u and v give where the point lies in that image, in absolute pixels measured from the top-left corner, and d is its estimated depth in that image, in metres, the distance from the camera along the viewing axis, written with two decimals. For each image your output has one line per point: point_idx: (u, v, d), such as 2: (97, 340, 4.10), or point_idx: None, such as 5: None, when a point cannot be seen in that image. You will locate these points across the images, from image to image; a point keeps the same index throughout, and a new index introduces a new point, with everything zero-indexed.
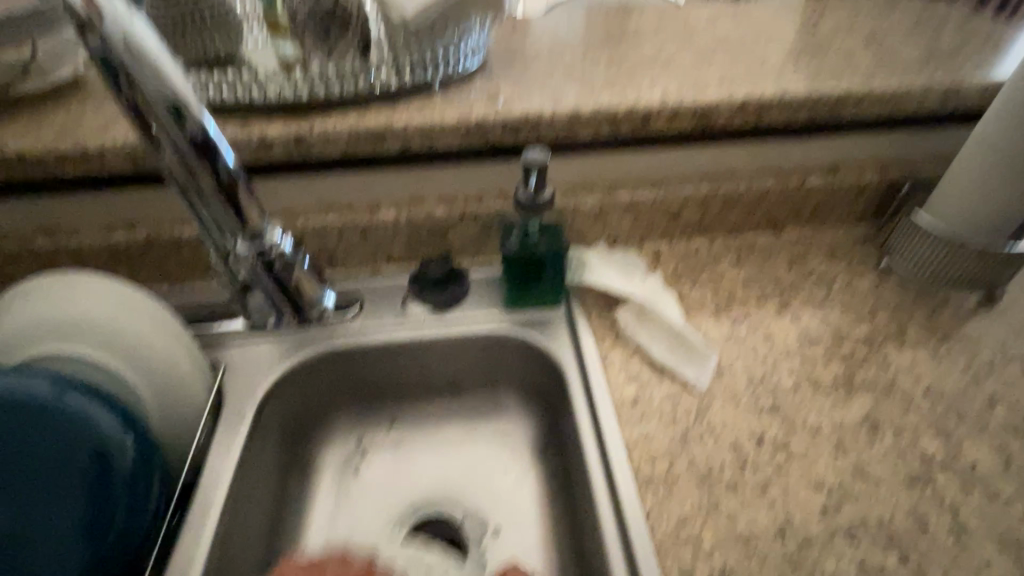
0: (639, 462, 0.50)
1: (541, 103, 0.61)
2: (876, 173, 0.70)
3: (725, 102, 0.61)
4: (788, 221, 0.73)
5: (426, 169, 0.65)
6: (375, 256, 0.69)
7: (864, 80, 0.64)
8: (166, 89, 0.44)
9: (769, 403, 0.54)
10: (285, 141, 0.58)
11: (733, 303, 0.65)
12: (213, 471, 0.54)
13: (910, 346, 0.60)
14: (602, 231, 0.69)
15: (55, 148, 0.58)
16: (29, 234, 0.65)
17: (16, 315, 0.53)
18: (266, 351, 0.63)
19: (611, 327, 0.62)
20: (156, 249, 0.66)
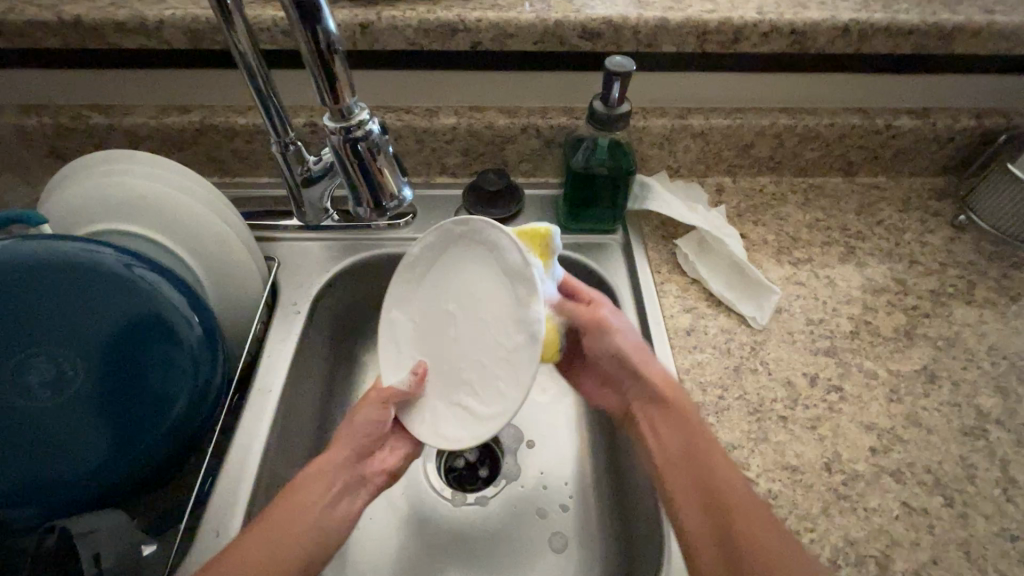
0: (691, 389, 0.50)
1: (626, 8, 0.56)
2: (972, 120, 0.65)
3: (827, 22, 0.55)
4: (864, 165, 0.69)
5: (492, 74, 0.62)
6: (430, 165, 0.67)
7: (985, 10, 0.58)
8: None
9: (826, 345, 0.54)
10: (351, 27, 0.54)
11: (796, 245, 0.63)
12: (272, 360, 0.56)
13: (978, 304, 0.58)
14: (667, 158, 0.66)
15: (112, 15, 0.55)
16: (85, 110, 0.64)
17: (75, 192, 0.52)
18: (318, 252, 0.64)
19: (668, 257, 0.61)
20: (210, 135, 0.64)
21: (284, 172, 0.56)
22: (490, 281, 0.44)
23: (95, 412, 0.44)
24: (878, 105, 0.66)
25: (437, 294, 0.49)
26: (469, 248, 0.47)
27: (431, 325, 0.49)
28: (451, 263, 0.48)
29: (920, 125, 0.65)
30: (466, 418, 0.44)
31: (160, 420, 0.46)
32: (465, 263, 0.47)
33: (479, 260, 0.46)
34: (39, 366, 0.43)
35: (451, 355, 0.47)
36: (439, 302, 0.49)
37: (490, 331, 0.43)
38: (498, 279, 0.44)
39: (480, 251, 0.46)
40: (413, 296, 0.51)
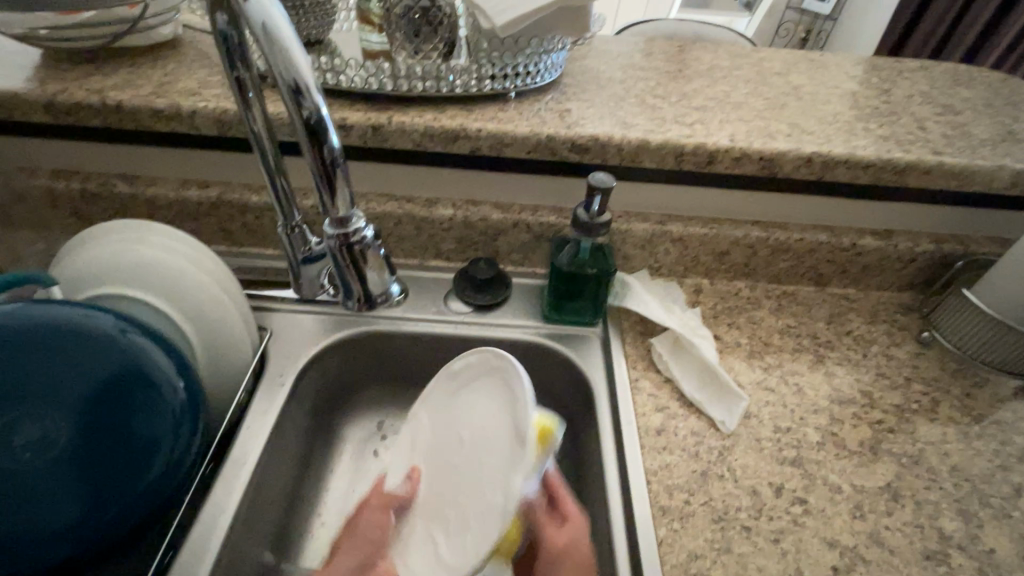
0: (658, 491, 0.51)
1: (612, 128, 0.63)
2: (931, 244, 0.70)
3: (792, 153, 0.62)
4: (834, 278, 0.73)
5: (489, 175, 0.68)
6: (425, 250, 0.72)
7: (934, 152, 0.64)
8: (291, 69, 0.36)
9: (792, 455, 0.55)
10: (363, 128, 0.61)
11: (768, 350, 0.65)
12: (252, 430, 0.57)
13: (941, 422, 0.59)
14: (648, 259, 0.71)
15: (150, 103, 0.61)
16: (112, 179, 0.69)
17: (91, 253, 0.55)
18: (309, 325, 0.67)
19: (644, 354, 0.64)
20: (223, 209, 0.69)
21: (287, 250, 0.59)
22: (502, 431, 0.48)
23: (69, 473, 0.45)
24: (844, 224, 0.71)
25: (459, 413, 0.56)
26: (493, 385, 0.53)
27: (449, 449, 0.54)
28: (482, 389, 0.54)
29: (883, 246, 0.69)
30: (432, 553, 0.48)
31: (135, 481, 0.47)
32: (490, 396, 0.53)
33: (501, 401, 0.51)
34: (27, 426, 0.44)
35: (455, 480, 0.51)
36: (461, 428, 0.54)
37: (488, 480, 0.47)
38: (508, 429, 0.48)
39: (495, 389, 0.53)
40: (438, 399, 0.59)
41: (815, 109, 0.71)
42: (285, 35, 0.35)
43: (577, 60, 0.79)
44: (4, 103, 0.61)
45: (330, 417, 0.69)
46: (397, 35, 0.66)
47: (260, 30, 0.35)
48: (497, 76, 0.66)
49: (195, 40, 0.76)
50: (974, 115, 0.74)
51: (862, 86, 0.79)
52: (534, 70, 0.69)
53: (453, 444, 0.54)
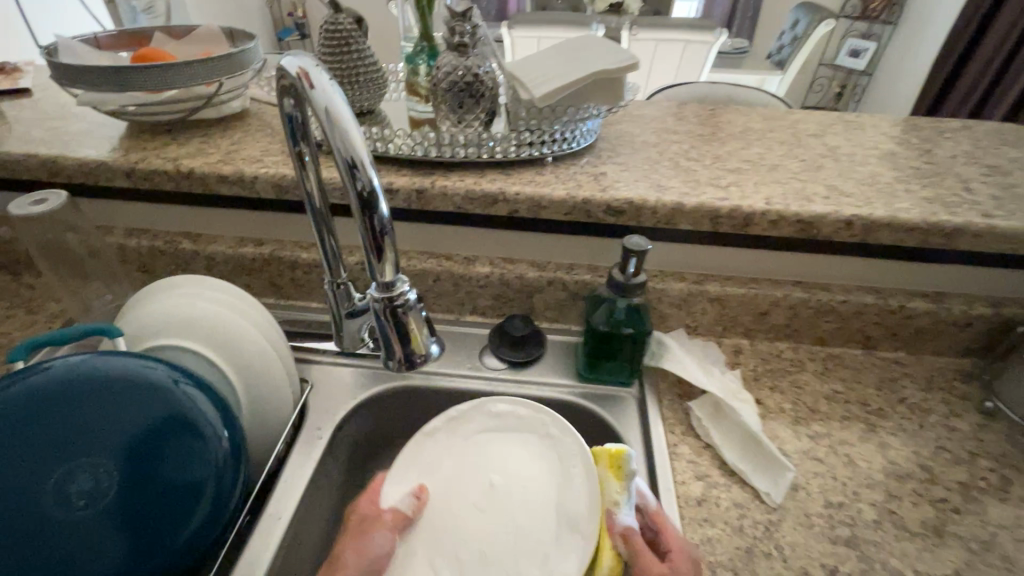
0: (699, 568, 0.48)
1: (646, 191, 0.64)
2: (989, 308, 0.67)
3: (831, 216, 0.61)
4: (883, 341, 0.70)
5: (526, 235, 0.70)
6: (463, 305, 0.73)
7: (983, 214, 0.62)
8: (348, 146, 0.39)
9: (846, 534, 0.51)
10: (408, 192, 0.64)
11: (814, 417, 0.63)
12: (289, 484, 0.58)
13: (1014, 504, 0.55)
14: (684, 318, 0.70)
15: (218, 170, 0.67)
16: (178, 236, 0.75)
17: (151, 308, 0.59)
18: (349, 378, 0.68)
19: (682, 417, 0.62)
20: (275, 265, 0.73)
21: (332, 306, 0.62)
22: (548, 497, 0.55)
23: (115, 522, 0.46)
24: (891, 286, 0.69)
25: (484, 456, 0.59)
26: (532, 442, 0.59)
27: (472, 480, 0.57)
28: (509, 437, 0.60)
29: (935, 309, 0.67)
30: None
31: (176, 531, 0.48)
32: (525, 453, 0.58)
33: (542, 462, 0.57)
34: (81, 475, 0.46)
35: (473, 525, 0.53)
36: (484, 470, 0.58)
37: (528, 529, 0.53)
38: (556, 494, 0.55)
39: (544, 447, 0.58)
40: (449, 439, 0.60)
41: (854, 171, 0.71)
42: (346, 116, 0.39)
43: (613, 125, 0.83)
44: (92, 171, 0.69)
45: (364, 471, 0.69)
46: (442, 106, 0.71)
47: (325, 113, 0.38)
48: (535, 142, 0.69)
49: (261, 112, 0.84)
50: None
51: (903, 147, 0.79)
52: (570, 137, 0.72)
53: (472, 482, 0.57)
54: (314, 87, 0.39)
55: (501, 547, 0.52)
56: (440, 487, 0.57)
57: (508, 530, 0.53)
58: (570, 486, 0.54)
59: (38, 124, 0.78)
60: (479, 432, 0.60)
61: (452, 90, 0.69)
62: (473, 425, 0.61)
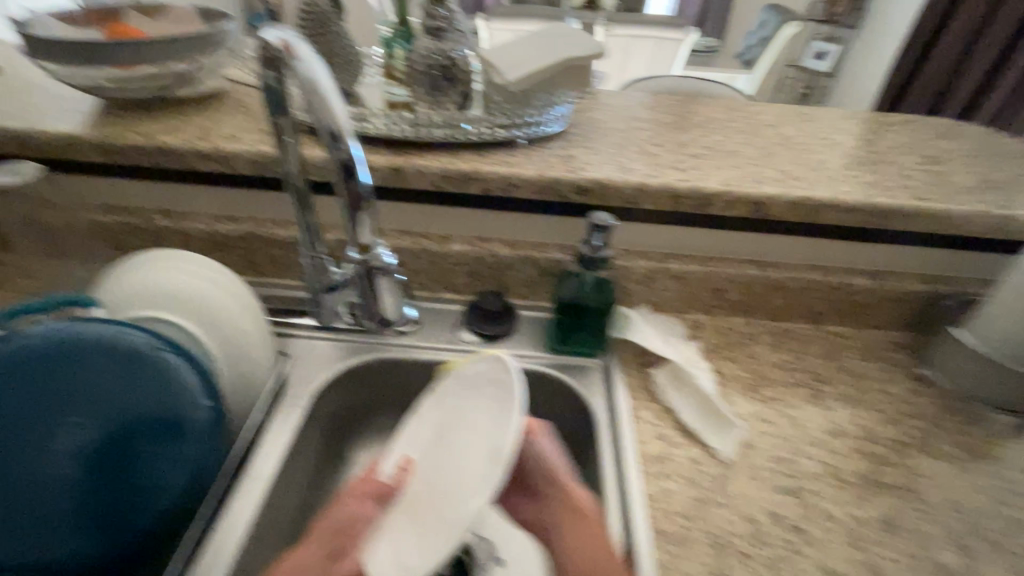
0: (657, 516, 0.52)
1: (613, 173, 0.68)
2: (922, 284, 0.73)
3: (781, 198, 0.66)
4: (829, 315, 0.76)
5: (499, 214, 0.73)
6: (438, 282, 0.76)
7: (916, 198, 0.68)
8: (332, 116, 0.41)
9: (789, 485, 0.56)
10: (385, 170, 0.66)
11: (766, 384, 0.68)
12: (268, 449, 0.60)
13: (937, 457, 0.61)
14: (648, 294, 0.74)
15: (195, 146, 0.68)
16: (153, 214, 0.75)
17: (129, 278, 0.60)
18: (327, 351, 0.70)
19: (645, 385, 0.66)
20: (252, 243, 0.74)
21: (309, 279, 0.63)
22: (490, 436, 0.49)
23: (97, 480, 0.47)
24: (836, 264, 0.75)
25: (457, 419, 0.56)
26: (488, 395, 0.54)
27: (445, 443, 0.54)
28: (474, 395, 0.56)
29: (874, 285, 0.73)
30: (399, 548, 0.45)
31: (157, 495, 0.49)
32: (481, 406, 0.54)
33: (495, 409, 0.52)
34: (66, 434, 0.47)
35: (436, 482, 0.49)
36: (456, 431, 0.54)
37: (472, 471, 0.47)
38: (495, 427, 0.49)
39: (495, 393, 0.53)
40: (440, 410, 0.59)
41: (804, 158, 0.76)
42: (326, 89, 0.41)
43: (583, 112, 0.87)
44: (65, 145, 0.68)
45: (342, 442, 0.71)
46: (418, 89, 0.73)
47: (307, 85, 0.40)
48: (508, 125, 0.72)
49: (237, 92, 0.84)
50: (955, 165, 0.79)
51: (850, 138, 0.85)
52: (541, 121, 0.75)
53: (448, 441, 0.54)
54: (297, 58, 0.40)
55: (446, 500, 0.46)
56: (427, 457, 0.54)
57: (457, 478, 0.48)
58: (506, 427, 0.47)
59: (5, 98, 0.77)
60: (454, 403, 0.58)
61: (428, 74, 0.71)
62: (452, 397, 0.59)
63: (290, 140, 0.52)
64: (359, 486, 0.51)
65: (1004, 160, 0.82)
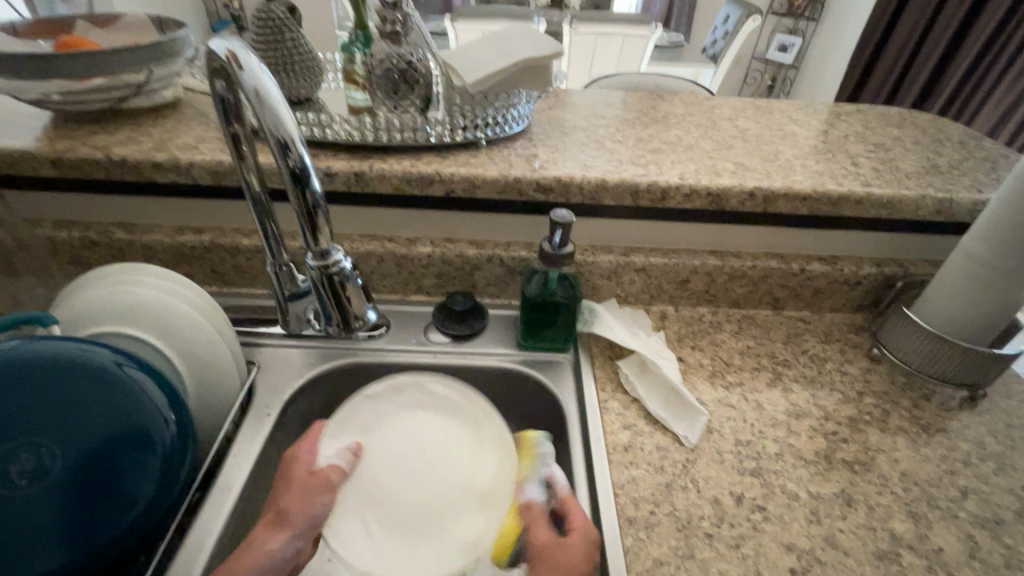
0: (625, 503, 0.54)
1: (573, 170, 0.69)
2: (874, 267, 0.76)
3: (735, 189, 0.68)
4: (789, 301, 0.79)
5: (464, 215, 0.73)
6: (407, 285, 0.76)
7: (864, 184, 0.71)
8: (279, 126, 0.41)
9: (752, 466, 0.58)
10: (347, 175, 0.67)
11: (729, 369, 0.70)
12: (238, 459, 0.60)
13: (892, 432, 0.63)
14: (614, 288, 0.76)
15: (152, 157, 0.67)
16: (113, 227, 0.74)
17: (86, 295, 0.59)
18: (296, 359, 0.70)
19: (612, 377, 0.68)
20: (216, 253, 0.74)
21: (274, 287, 0.63)
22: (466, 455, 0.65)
23: (59, 500, 0.46)
24: (794, 251, 0.77)
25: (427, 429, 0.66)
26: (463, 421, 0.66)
27: (401, 452, 0.64)
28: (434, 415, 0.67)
29: (830, 270, 0.75)
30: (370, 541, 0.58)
31: (121, 512, 0.48)
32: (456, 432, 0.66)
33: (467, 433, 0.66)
34: (24, 454, 0.46)
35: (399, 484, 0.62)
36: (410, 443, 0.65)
37: (444, 489, 0.63)
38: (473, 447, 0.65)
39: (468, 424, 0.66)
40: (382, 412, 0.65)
41: (759, 150, 0.79)
42: (274, 98, 0.41)
43: (545, 111, 0.88)
44: (16, 161, 0.67)
45: None
46: (377, 93, 0.74)
47: (253, 93, 0.40)
48: (469, 126, 0.73)
49: (195, 101, 0.83)
50: (903, 151, 0.82)
51: (804, 128, 0.88)
52: (502, 121, 0.76)
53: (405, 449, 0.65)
54: (243, 68, 0.41)
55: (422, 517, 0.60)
56: (375, 452, 0.63)
57: (431, 490, 0.63)
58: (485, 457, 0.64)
59: None
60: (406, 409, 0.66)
61: (387, 78, 0.72)
62: (404, 407, 0.67)
63: (245, 150, 0.52)
64: (309, 481, 0.55)
65: (949, 145, 0.85)
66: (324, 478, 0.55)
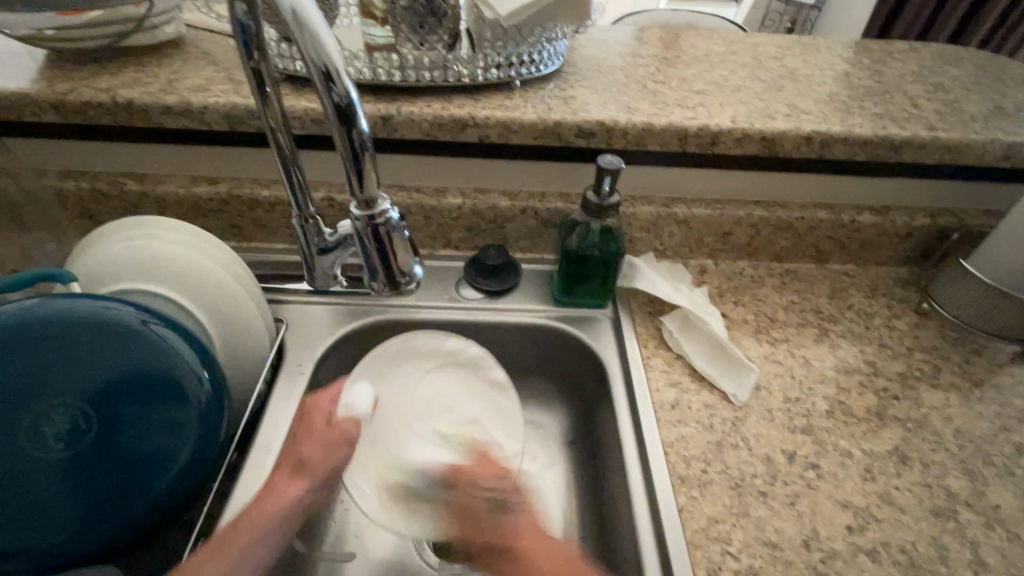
0: (676, 462, 0.52)
1: (616, 113, 0.64)
2: (927, 218, 0.72)
3: (790, 132, 0.63)
4: (834, 254, 0.75)
5: (495, 162, 0.68)
6: (435, 239, 0.73)
7: (927, 127, 0.66)
8: (322, 54, 0.37)
9: (802, 424, 0.57)
10: (373, 119, 0.62)
11: (774, 325, 0.67)
12: (275, 419, 0.58)
13: (943, 388, 0.61)
14: (653, 241, 0.72)
15: (161, 100, 0.62)
16: (121, 178, 0.69)
17: (103, 251, 0.55)
18: (324, 316, 0.68)
19: (655, 333, 0.65)
20: (234, 205, 0.70)
21: (301, 242, 0.58)
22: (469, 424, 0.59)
23: (99, 464, 0.45)
24: (843, 202, 0.73)
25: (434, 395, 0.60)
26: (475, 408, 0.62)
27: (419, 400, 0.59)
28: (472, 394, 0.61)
29: (881, 221, 0.71)
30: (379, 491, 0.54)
31: (161, 476, 0.47)
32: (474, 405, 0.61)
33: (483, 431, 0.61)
34: (59, 418, 0.43)
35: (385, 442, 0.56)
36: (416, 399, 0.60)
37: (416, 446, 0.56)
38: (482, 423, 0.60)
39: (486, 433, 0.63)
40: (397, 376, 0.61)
41: (811, 90, 0.73)
42: (313, 20, 0.36)
43: (576, 48, 0.81)
44: (14, 105, 0.62)
45: None
46: (401, 27, 0.67)
47: (291, 14, 0.36)
48: (502, 64, 0.68)
49: (197, 40, 0.77)
50: (963, 92, 0.76)
51: (855, 67, 0.81)
52: (537, 59, 0.71)
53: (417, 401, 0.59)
54: None
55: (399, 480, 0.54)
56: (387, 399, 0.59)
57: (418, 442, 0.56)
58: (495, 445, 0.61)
59: None
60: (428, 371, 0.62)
61: None
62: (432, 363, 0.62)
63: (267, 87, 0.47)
64: (324, 433, 0.52)
65: (1011, 85, 0.80)
66: (341, 431, 0.52)
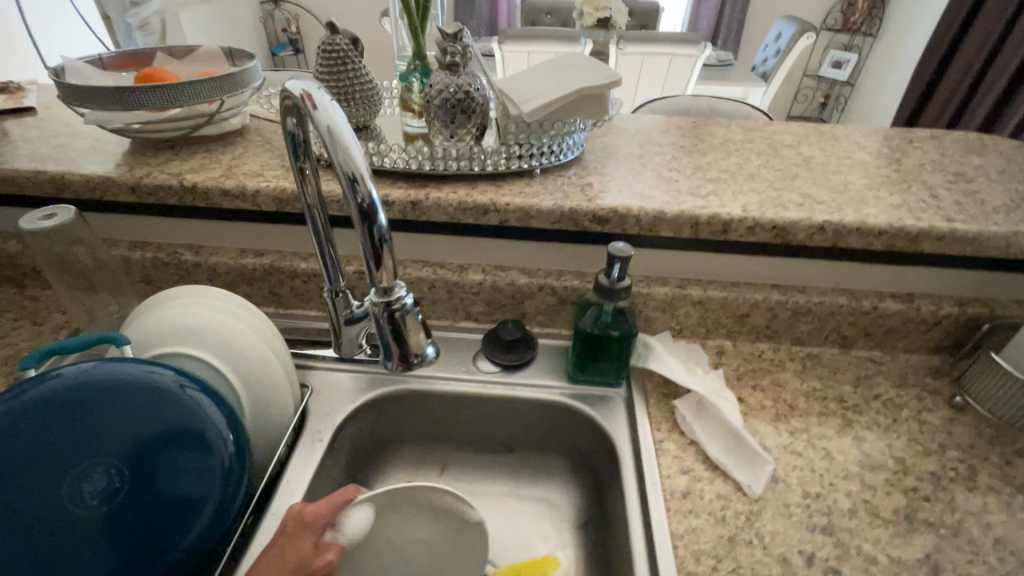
0: (684, 557, 0.51)
1: (630, 200, 0.67)
2: (955, 307, 0.70)
3: (803, 222, 0.65)
4: (859, 340, 0.74)
5: (515, 243, 0.72)
6: (457, 312, 0.76)
7: (946, 219, 0.66)
8: (350, 161, 0.42)
9: (823, 522, 0.54)
10: (403, 204, 0.67)
11: (794, 413, 0.66)
12: (291, 484, 0.60)
13: (982, 492, 0.58)
14: (669, 321, 0.73)
15: (221, 184, 0.70)
16: (180, 248, 0.77)
17: (156, 316, 0.61)
18: (347, 383, 0.71)
19: (669, 416, 0.65)
20: (276, 276, 0.76)
21: (330, 312, 0.63)
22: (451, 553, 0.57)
23: (124, 522, 0.47)
24: (864, 287, 0.72)
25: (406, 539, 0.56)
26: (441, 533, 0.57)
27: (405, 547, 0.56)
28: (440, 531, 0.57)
29: (905, 309, 0.70)
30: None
31: (179, 538, 0.48)
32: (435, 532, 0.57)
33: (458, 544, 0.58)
34: (96, 475, 0.47)
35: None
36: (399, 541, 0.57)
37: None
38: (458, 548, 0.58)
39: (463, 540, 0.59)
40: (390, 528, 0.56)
41: (826, 179, 0.75)
42: (345, 136, 0.42)
43: (598, 137, 0.87)
44: (99, 186, 0.71)
45: (363, 475, 0.71)
46: (434, 121, 0.74)
47: (326, 132, 0.41)
48: (523, 155, 0.73)
49: (259, 129, 0.87)
50: (987, 182, 0.76)
51: (874, 156, 0.83)
52: (558, 149, 0.75)
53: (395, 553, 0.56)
54: (317, 107, 0.42)
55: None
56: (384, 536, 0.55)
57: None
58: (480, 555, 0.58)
59: (43, 141, 0.80)
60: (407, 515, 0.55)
61: (445, 107, 0.72)
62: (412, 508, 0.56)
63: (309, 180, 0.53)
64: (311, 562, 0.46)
65: None
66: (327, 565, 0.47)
